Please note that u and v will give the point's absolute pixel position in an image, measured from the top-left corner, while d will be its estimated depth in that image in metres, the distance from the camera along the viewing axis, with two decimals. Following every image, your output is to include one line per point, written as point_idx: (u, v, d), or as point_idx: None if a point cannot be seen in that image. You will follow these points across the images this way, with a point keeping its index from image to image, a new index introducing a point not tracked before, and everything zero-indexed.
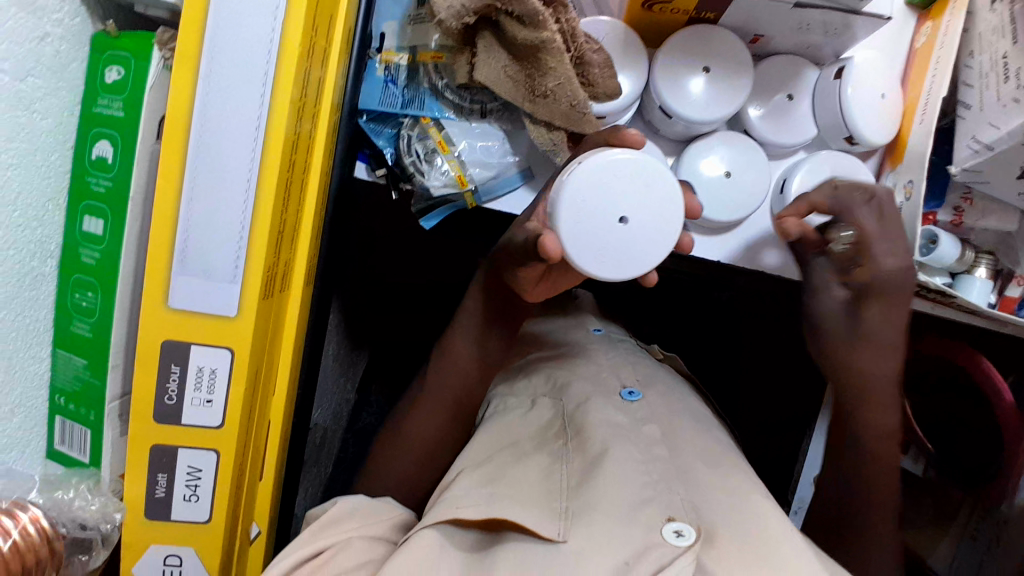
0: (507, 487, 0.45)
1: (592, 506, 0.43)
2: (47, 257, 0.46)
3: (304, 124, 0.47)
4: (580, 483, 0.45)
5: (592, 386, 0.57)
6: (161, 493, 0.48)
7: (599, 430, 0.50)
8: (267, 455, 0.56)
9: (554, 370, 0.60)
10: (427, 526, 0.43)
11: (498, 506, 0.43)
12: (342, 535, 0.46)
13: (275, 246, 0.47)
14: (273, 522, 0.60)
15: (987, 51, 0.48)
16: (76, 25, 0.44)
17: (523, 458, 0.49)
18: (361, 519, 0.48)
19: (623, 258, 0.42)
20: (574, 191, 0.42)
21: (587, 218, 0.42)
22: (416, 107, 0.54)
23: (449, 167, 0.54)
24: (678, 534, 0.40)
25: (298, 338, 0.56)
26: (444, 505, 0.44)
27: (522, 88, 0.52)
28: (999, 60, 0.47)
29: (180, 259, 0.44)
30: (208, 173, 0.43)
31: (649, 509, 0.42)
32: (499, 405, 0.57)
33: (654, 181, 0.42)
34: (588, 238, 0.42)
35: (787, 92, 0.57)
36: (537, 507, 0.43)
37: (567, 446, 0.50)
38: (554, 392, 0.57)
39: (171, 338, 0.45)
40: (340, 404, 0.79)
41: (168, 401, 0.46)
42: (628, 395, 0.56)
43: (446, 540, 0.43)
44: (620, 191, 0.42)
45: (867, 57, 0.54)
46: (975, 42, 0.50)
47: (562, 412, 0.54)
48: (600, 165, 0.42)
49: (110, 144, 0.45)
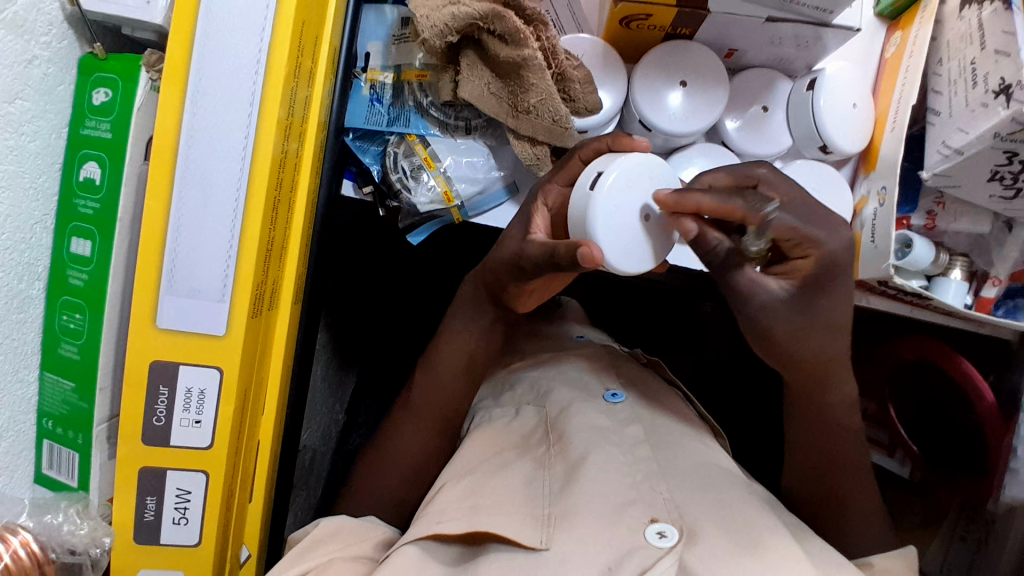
0: (490, 496, 0.45)
1: (576, 511, 0.43)
2: (35, 280, 0.46)
3: (291, 144, 0.48)
4: (562, 488, 0.45)
5: (573, 391, 0.56)
6: (150, 517, 0.48)
7: (580, 434, 0.50)
8: (257, 476, 0.56)
9: (538, 377, 0.60)
10: (407, 541, 0.43)
11: (480, 517, 0.43)
12: (324, 556, 0.46)
13: (264, 263, 0.47)
14: (264, 544, 0.59)
15: (955, 58, 0.50)
16: (64, 48, 0.45)
17: (506, 466, 0.49)
18: (343, 540, 0.48)
19: (652, 250, 0.45)
20: (605, 203, 0.43)
21: (620, 226, 0.44)
22: (401, 125, 0.55)
23: (436, 183, 0.55)
24: (661, 535, 0.40)
25: (287, 357, 0.56)
26: (426, 520, 0.44)
27: (506, 104, 0.53)
28: (967, 67, 0.48)
29: (168, 280, 0.44)
30: (196, 194, 0.43)
31: (632, 511, 0.43)
32: (484, 416, 0.58)
33: (658, 175, 0.45)
34: (623, 244, 0.44)
35: (762, 103, 0.58)
36: (519, 516, 0.43)
37: (549, 451, 0.50)
38: (537, 399, 0.57)
39: (159, 359, 0.45)
40: (327, 424, 0.78)
41: (156, 422, 0.46)
42: (611, 397, 0.56)
43: (426, 553, 0.43)
44: (638, 195, 0.44)
45: (839, 68, 0.55)
46: (943, 50, 0.52)
47: (545, 418, 0.54)
48: (618, 174, 0.44)
49: (97, 166, 0.45)
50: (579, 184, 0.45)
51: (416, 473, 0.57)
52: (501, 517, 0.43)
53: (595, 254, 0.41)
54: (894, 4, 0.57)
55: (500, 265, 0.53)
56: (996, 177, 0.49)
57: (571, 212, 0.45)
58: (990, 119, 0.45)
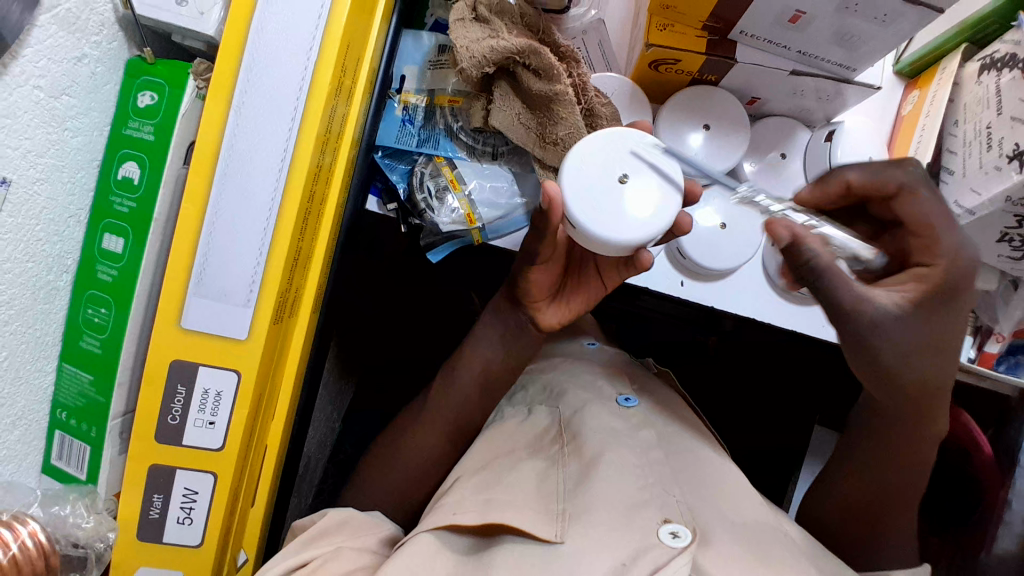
0: (503, 492, 0.47)
1: (593, 507, 0.45)
2: (62, 272, 0.47)
3: (325, 158, 0.50)
4: (578, 485, 0.48)
5: (588, 392, 0.59)
6: (155, 514, 0.48)
7: (595, 434, 0.52)
8: (261, 480, 0.56)
9: (551, 380, 0.62)
10: (425, 530, 0.45)
11: (494, 512, 0.45)
12: (331, 546, 0.47)
13: (290, 271, 0.48)
14: (261, 548, 0.59)
15: (971, 121, 0.51)
16: (113, 50, 0.47)
17: (517, 464, 0.50)
18: (349, 533, 0.49)
19: (624, 215, 0.45)
20: (577, 159, 0.46)
21: (589, 181, 0.46)
22: (431, 146, 0.57)
23: (460, 205, 0.56)
24: (674, 536, 0.42)
25: (301, 365, 0.56)
26: (443, 511, 0.46)
27: (534, 134, 0.54)
28: (982, 131, 0.50)
29: (196, 281, 0.45)
30: (232, 201, 0.45)
31: (645, 512, 0.45)
32: (497, 415, 0.60)
33: (645, 149, 0.47)
34: (591, 198, 0.46)
35: (780, 150, 0.60)
36: (533, 510, 0.46)
37: (563, 450, 0.52)
38: (550, 399, 0.60)
39: (180, 358, 0.46)
40: (324, 434, 0.79)
41: (170, 421, 0.47)
42: (625, 401, 0.58)
43: (440, 543, 0.44)
44: (616, 158, 0.46)
45: (858, 123, 0.57)
46: (960, 112, 0.53)
47: (560, 418, 0.57)
48: (592, 140, 0.47)
49: (136, 166, 0.47)
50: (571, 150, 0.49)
51: (428, 468, 0.58)
52: (515, 511, 0.45)
53: (552, 190, 0.45)
54: (913, 64, 0.60)
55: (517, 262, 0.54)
56: (1005, 239, 0.51)
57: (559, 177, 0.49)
58: (1002, 182, 0.47)
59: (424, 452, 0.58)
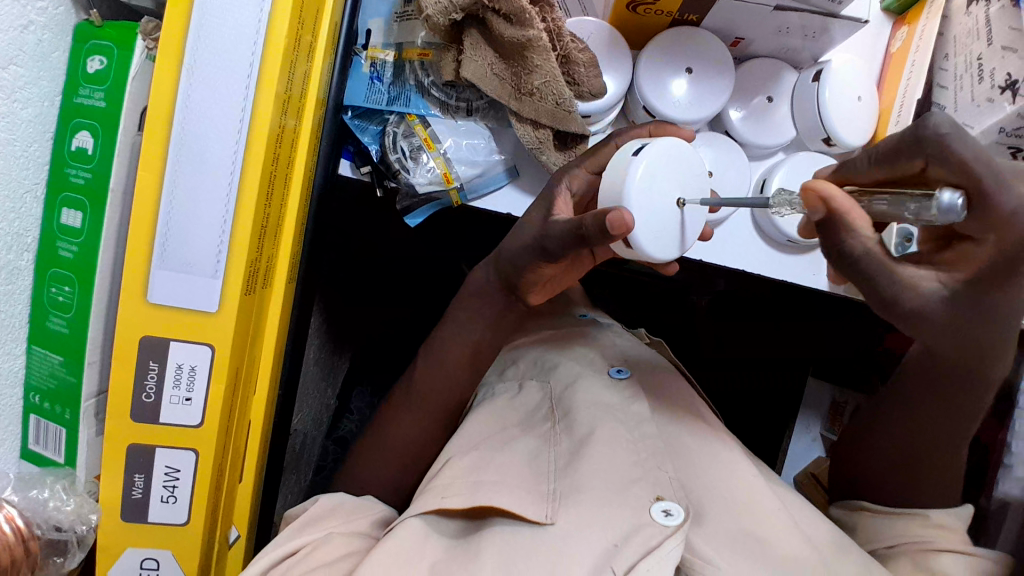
0: (493, 473, 0.47)
1: (582, 487, 0.46)
2: (24, 251, 0.45)
3: (289, 118, 0.47)
4: (569, 464, 0.48)
5: (580, 365, 0.58)
6: (138, 495, 0.47)
7: (587, 410, 0.53)
8: (247, 458, 0.55)
9: (541, 354, 0.61)
10: (413, 514, 0.45)
11: (483, 494, 0.45)
12: (323, 531, 0.47)
13: (258, 239, 0.46)
14: (253, 524, 0.58)
15: (961, 53, 0.49)
16: (59, 14, 0.44)
17: (510, 443, 0.51)
18: (341, 517, 0.49)
19: (675, 238, 0.46)
20: (639, 186, 0.44)
21: (651, 208, 0.45)
22: (401, 104, 0.55)
23: (435, 165, 0.54)
24: (667, 514, 0.43)
25: (281, 332, 0.55)
26: (430, 495, 0.46)
27: (509, 86, 0.52)
28: (974, 62, 0.48)
29: (160, 254, 0.43)
30: (191, 166, 0.42)
31: (638, 489, 0.46)
32: (487, 392, 0.59)
33: (690, 162, 0.46)
34: (652, 225, 0.45)
35: (767, 94, 0.58)
36: (523, 490, 0.46)
37: (555, 428, 0.53)
38: (540, 373, 0.59)
39: (150, 334, 0.44)
40: (319, 411, 0.80)
41: (146, 399, 0.45)
42: (617, 373, 0.58)
43: (430, 527, 0.45)
44: (672, 181, 0.45)
45: (845, 62, 0.55)
46: (950, 45, 0.51)
47: (550, 394, 0.56)
48: (651, 163, 0.44)
49: (90, 135, 0.44)
50: (615, 163, 0.46)
51: (421, 446, 0.57)
52: (505, 493, 0.45)
53: (625, 217, 0.41)
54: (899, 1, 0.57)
55: (519, 252, 0.51)
56: None
57: (603, 191, 0.46)
58: (995, 113, 0.45)
59: (415, 429, 0.57)
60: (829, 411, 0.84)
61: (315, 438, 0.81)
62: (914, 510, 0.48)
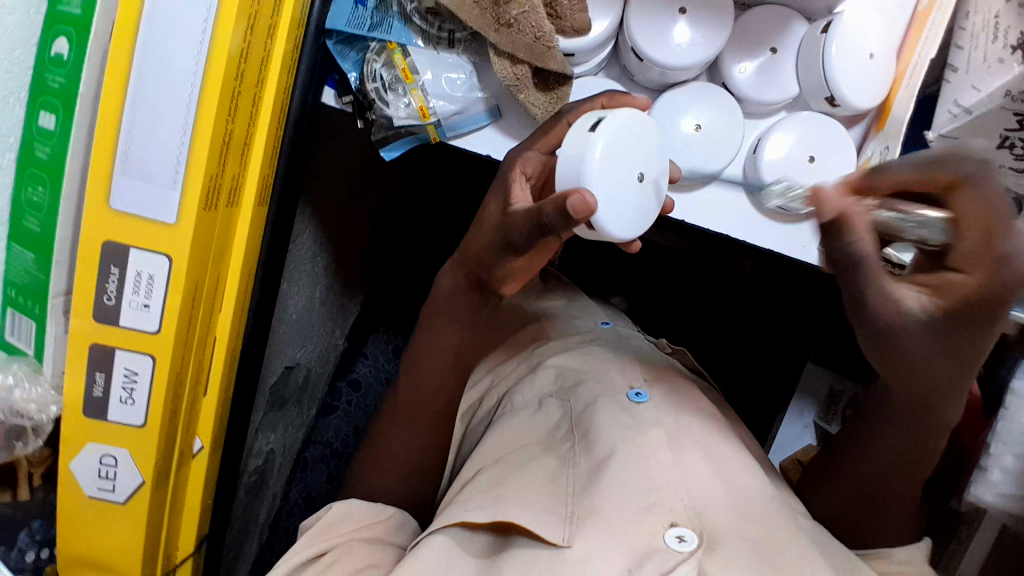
0: (512, 488, 0.48)
1: (597, 510, 0.46)
2: (4, 150, 0.47)
3: (258, 36, 0.47)
4: (586, 486, 0.48)
5: (601, 387, 0.57)
6: (99, 393, 0.49)
7: (607, 433, 0.51)
8: (213, 374, 0.57)
9: (565, 368, 0.60)
10: (440, 530, 0.48)
11: (503, 509, 0.46)
12: (343, 536, 0.53)
13: (220, 156, 0.46)
14: (220, 436, 0.61)
15: (980, 11, 0.46)
16: None
17: (529, 462, 0.50)
18: (355, 523, 0.54)
19: (635, 217, 0.47)
20: (597, 172, 0.44)
21: (615, 187, 0.45)
22: (383, 31, 0.53)
23: (412, 98, 0.54)
24: (680, 540, 0.43)
25: (249, 259, 0.56)
26: (454, 509, 0.48)
27: (489, 16, 0.49)
28: (991, 20, 0.44)
29: (122, 159, 0.44)
30: (153, 73, 0.43)
31: (652, 516, 0.45)
32: (507, 406, 0.58)
33: (644, 127, 0.47)
34: (617, 203, 0.45)
35: (770, 45, 0.54)
36: (545, 509, 0.46)
37: (574, 449, 0.52)
38: (561, 392, 0.58)
39: (111, 239, 0.45)
40: (326, 348, 0.89)
41: (107, 301, 0.47)
42: (636, 397, 0.56)
43: (456, 542, 0.47)
44: (630, 157, 0.46)
45: (859, 13, 0.51)
46: (972, 1, 0.47)
47: (570, 414, 0.55)
48: (604, 142, 0.44)
49: (66, 42, 0.44)
50: (572, 138, 0.45)
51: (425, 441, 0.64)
52: (522, 508, 0.46)
53: (583, 202, 0.41)
54: None
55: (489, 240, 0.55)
56: (1006, 143, 0.42)
57: (562, 171, 0.46)
58: (1004, 75, 0.41)
59: (416, 398, 0.64)
60: (827, 396, 0.81)
61: (321, 374, 0.91)
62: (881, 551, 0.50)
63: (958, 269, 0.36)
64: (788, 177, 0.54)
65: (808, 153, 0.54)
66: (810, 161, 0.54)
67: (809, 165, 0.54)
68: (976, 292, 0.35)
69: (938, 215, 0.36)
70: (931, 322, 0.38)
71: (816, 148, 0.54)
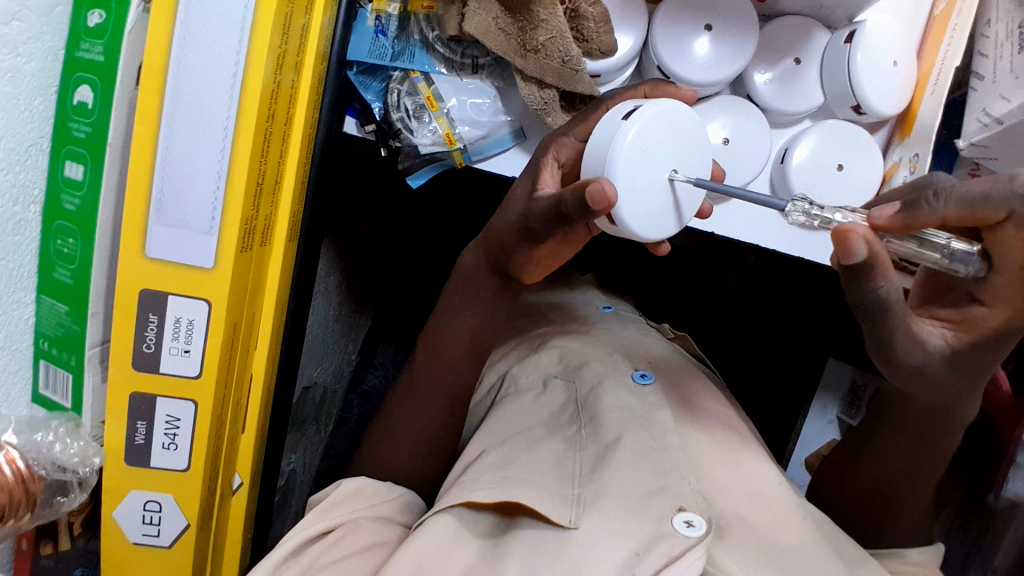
0: (521, 470, 0.47)
1: (605, 493, 0.45)
2: (30, 203, 0.44)
3: (285, 74, 0.46)
4: (594, 469, 0.48)
5: (607, 368, 0.59)
6: (141, 440, 0.49)
7: (614, 415, 0.52)
8: (249, 410, 0.56)
9: (568, 349, 0.62)
10: (442, 511, 0.46)
11: (512, 489, 0.45)
12: (350, 514, 0.51)
13: (254, 197, 0.46)
14: (257, 473, 0.61)
15: (1004, 20, 0.46)
16: None
17: (536, 443, 0.51)
18: (365, 501, 0.53)
19: (660, 215, 0.46)
20: (627, 157, 0.44)
21: (639, 179, 0.45)
22: (405, 60, 0.53)
23: (438, 124, 0.53)
24: (688, 525, 0.42)
25: (281, 291, 0.55)
26: (457, 490, 0.47)
27: (514, 41, 0.49)
28: (1015, 29, 0.45)
29: (157, 208, 0.43)
30: (186, 123, 0.42)
31: (659, 501, 0.45)
32: (511, 387, 0.61)
33: (686, 124, 0.46)
34: (640, 196, 0.45)
35: (795, 55, 0.54)
36: (550, 492, 0.45)
37: (581, 432, 0.52)
38: (567, 371, 0.60)
39: (149, 287, 0.45)
40: (341, 364, 0.90)
41: (146, 349, 0.47)
42: (642, 378, 0.59)
43: (461, 522, 0.46)
44: (664, 151, 0.45)
45: (881, 22, 0.51)
46: (992, 8, 0.48)
47: (576, 396, 0.57)
48: (636, 131, 0.44)
49: (90, 89, 0.43)
50: (605, 124, 0.45)
51: (442, 420, 0.61)
52: (531, 491, 0.45)
53: (605, 193, 0.41)
54: None
55: (506, 228, 0.54)
56: None
57: (589, 160, 0.46)
58: None
59: (430, 409, 0.61)
60: (848, 392, 0.82)
61: (336, 392, 0.91)
62: (893, 550, 0.52)
63: (979, 302, 0.44)
64: (813, 179, 0.54)
65: (837, 162, 0.54)
66: (838, 169, 0.54)
67: (837, 173, 0.54)
68: (1002, 325, 0.43)
69: (974, 250, 0.41)
70: (951, 354, 0.46)
71: (845, 156, 0.54)
